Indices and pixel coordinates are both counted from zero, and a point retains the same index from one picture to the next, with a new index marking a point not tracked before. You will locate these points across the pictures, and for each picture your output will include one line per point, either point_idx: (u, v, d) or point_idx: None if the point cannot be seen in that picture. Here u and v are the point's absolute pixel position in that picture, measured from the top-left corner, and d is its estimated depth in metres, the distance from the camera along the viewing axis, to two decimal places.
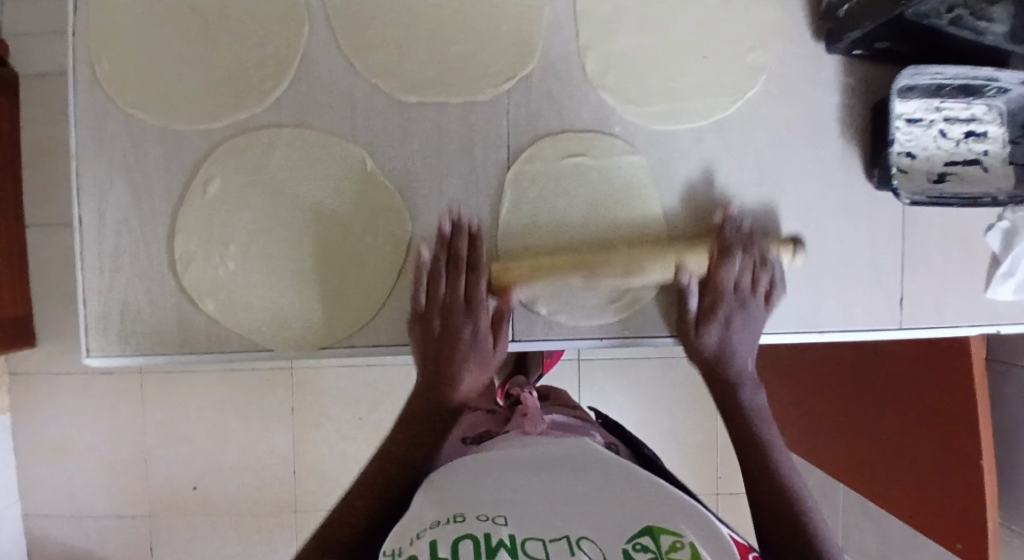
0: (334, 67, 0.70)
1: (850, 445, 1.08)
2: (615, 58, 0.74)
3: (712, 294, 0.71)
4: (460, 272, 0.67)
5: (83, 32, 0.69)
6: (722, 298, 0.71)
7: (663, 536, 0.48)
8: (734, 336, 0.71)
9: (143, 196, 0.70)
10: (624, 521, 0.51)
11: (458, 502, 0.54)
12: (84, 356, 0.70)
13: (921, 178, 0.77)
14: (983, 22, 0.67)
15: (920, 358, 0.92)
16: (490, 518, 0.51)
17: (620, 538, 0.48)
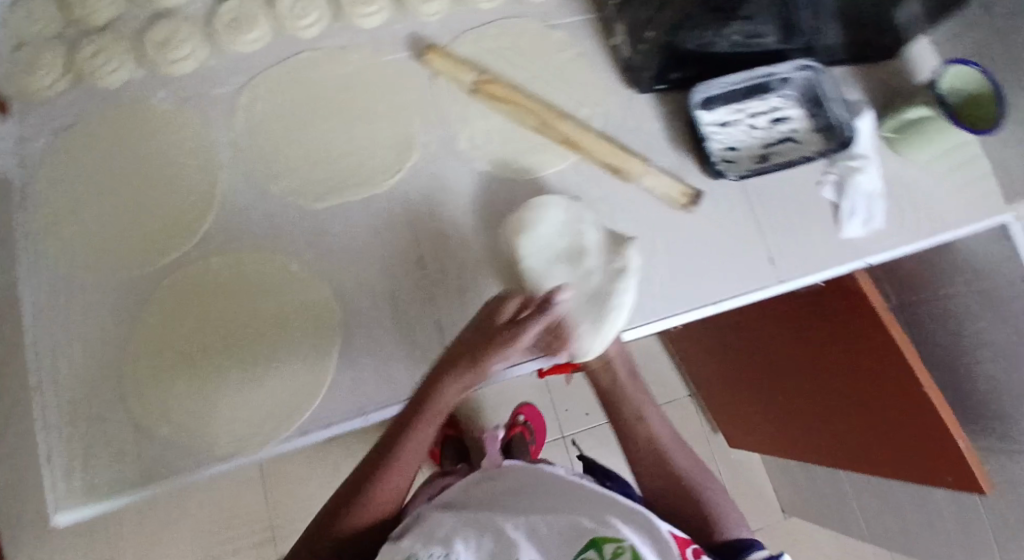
0: (252, 199, 0.84)
1: (842, 427, 1.18)
2: (480, 136, 0.91)
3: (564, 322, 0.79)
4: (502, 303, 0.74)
5: (27, 223, 0.80)
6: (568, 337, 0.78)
7: (608, 545, 0.55)
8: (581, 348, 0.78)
9: (98, 346, 0.77)
10: (572, 536, 0.57)
11: (409, 546, 0.60)
12: (52, 515, 0.72)
13: (748, 161, 0.93)
14: (754, 40, 0.89)
15: (849, 326, 1.07)
16: (442, 555, 0.58)
17: (568, 553, 0.55)
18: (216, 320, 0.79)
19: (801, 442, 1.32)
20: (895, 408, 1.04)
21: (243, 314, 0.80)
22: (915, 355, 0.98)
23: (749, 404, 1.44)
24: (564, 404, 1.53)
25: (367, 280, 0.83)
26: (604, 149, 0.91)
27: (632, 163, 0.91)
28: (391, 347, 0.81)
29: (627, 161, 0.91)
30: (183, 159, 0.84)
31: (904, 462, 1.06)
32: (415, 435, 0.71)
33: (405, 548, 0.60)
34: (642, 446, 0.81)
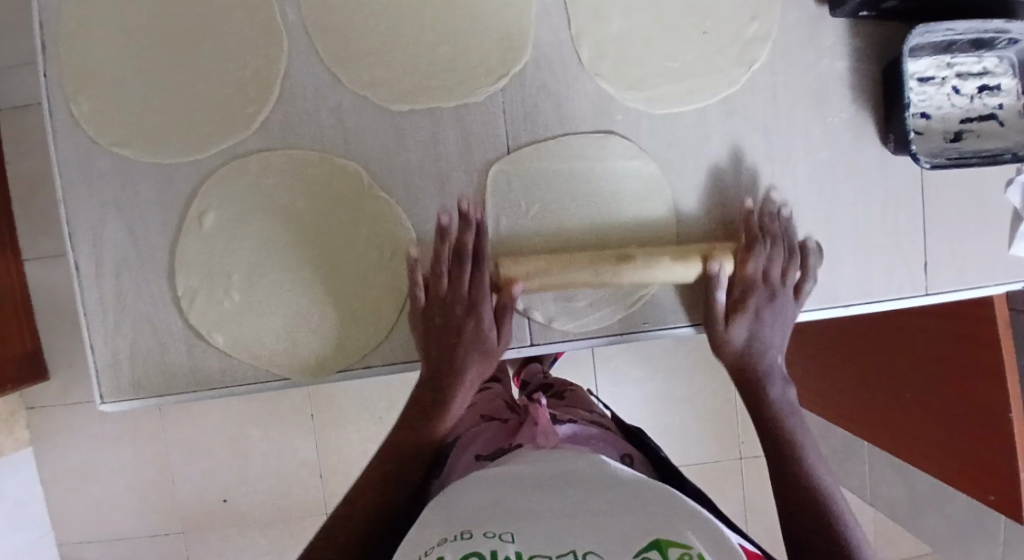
0: (320, 85, 0.68)
1: (888, 414, 1.12)
2: (609, 44, 0.71)
3: (731, 310, 0.69)
4: (462, 262, 0.65)
5: (52, 69, 0.66)
6: (745, 312, 0.69)
7: (673, 549, 0.50)
8: (763, 331, 0.69)
9: (139, 234, 0.68)
10: (632, 535, 0.52)
11: (467, 518, 0.56)
12: (98, 404, 0.69)
13: (937, 139, 0.74)
14: None
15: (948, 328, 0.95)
16: (497, 535, 0.53)
17: (627, 552, 0.50)
18: (272, 227, 0.69)
19: (830, 405, 1.26)
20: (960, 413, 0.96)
21: (304, 224, 0.69)
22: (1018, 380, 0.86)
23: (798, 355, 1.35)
24: None
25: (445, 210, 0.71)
26: (654, 264, 0.67)
27: (681, 262, 0.67)
28: None
29: (687, 265, 0.67)
30: (241, 15, 0.67)
31: (952, 464, 1.00)
32: (428, 443, 0.67)
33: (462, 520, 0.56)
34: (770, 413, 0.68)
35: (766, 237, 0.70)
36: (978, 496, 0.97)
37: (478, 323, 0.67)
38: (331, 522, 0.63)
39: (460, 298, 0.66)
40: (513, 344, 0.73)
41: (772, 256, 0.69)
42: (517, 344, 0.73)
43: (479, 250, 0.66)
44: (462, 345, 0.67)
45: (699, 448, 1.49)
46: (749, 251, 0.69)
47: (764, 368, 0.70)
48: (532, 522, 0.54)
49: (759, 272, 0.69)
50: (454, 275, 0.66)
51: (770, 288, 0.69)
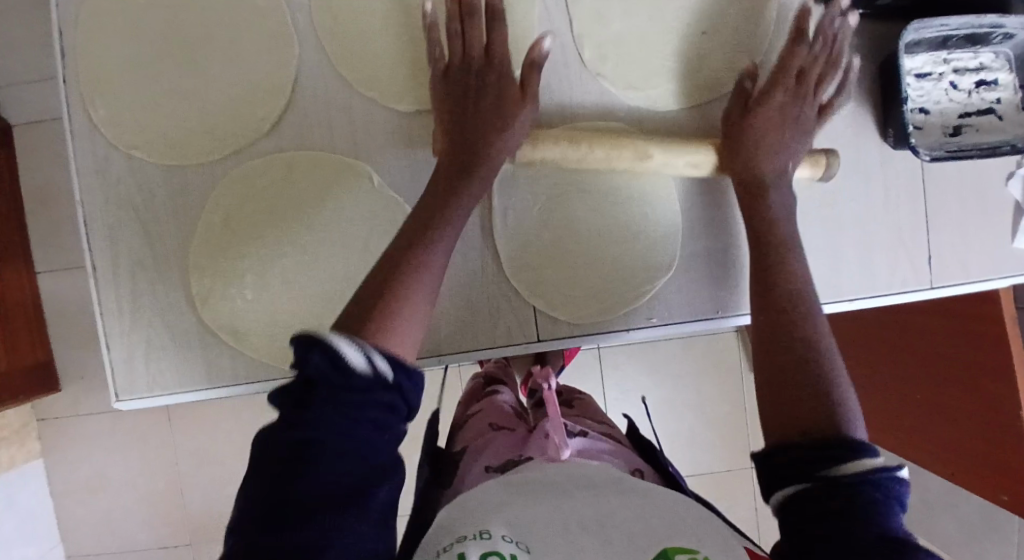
0: (329, 88, 0.70)
1: (897, 415, 1.12)
2: (610, 44, 0.73)
3: (749, 110, 0.70)
4: (473, 19, 0.65)
5: (71, 77, 0.68)
6: (767, 120, 0.69)
7: (681, 559, 0.49)
8: (786, 142, 0.69)
9: (154, 236, 0.69)
10: (642, 543, 0.52)
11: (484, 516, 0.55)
12: (114, 402, 0.70)
13: (936, 133, 0.75)
14: None
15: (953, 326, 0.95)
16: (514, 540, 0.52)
17: None
18: (284, 228, 0.70)
19: None
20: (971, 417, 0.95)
21: (315, 225, 0.70)
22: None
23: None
24: None
25: None
26: (669, 150, 0.70)
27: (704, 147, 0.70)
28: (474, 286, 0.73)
29: (696, 151, 0.70)
30: (253, 21, 0.69)
31: (962, 465, 1.00)
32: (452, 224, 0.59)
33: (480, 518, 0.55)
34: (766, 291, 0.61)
35: (815, 40, 0.70)
36: (990, 498, 0.97)
37: (505, 115, 0.66)
38: (363, 320, 0.49)
39: (478, 57, 0.66)
40: (521, 341, 0.74)
41: (813, 55, 0.70)
42: (525, 341, 0.74)
43: (499, 58, 0.66)
44: (488, 98, 0.66)
45: (708, 454, 1.48)
46: (785, 73, 0.69)
47: (779, 182, 0.68)
48: (546, 530, 0.54)
49: (797, 68, 0.69)
50: (467, 34, 0.65)
51: (797, 96, 0.69)
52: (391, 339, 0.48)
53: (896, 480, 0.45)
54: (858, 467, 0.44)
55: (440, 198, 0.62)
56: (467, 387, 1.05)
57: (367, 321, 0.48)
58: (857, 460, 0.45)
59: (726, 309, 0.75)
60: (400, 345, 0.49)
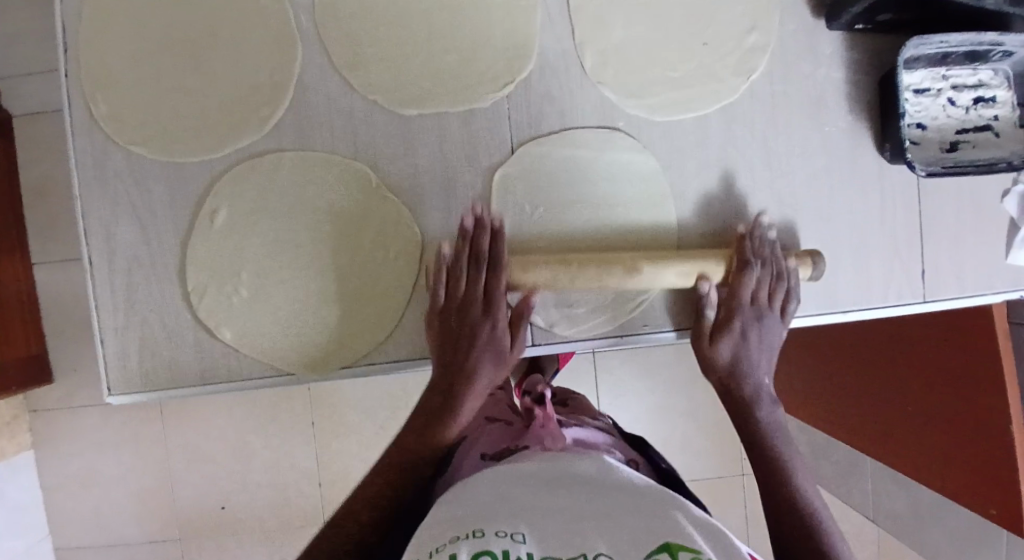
0: (331, 88, 0.70)
1: (890, 426, 1.12)
2: (612, 52, 0.73)
3: (720, 324, 0.69)
4: (478, 267, 0.67)
5: (72, 70, 0.68)
6: (734, 331, 0.69)
7: (684, 552, 0.49)
8: (748, 352, 0.69)
9: (151, 231, 0.69)
10: (641, 539, 0.52)
11: (478, 518, 0.55)
12: (106, 396, 0.70)
13: (933, 148, 0.75)
14: None
15: (948, 341, 0.96)
16: (507, 535, 0.52)
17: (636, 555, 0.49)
18: (282, 225, 0.70)
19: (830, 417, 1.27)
20: (964, 429, 0.96)
21: (314, 224, 0.71)
22: (1017, 395, 0.87)
23: (792, 370, 1.36)
24: None
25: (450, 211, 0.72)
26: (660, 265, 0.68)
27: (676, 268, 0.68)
28: None
29: (686, 267, 0.68)
30: (256, 20, 0.69)
31: (952, 478, 1.00)
32: (409, 502, 0.65)
33: (473, 519, 0.55)
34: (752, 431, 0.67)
35: (759, 230, 0.71)
36: (978, 510, 0.97)
37: (492, 329, 0.67)
38: (323, 552, 0.61)
39: (474, 307, 0.67)
40: None
41: (763, 275, 0.70)
42: None
43: (494, 265, 0.67)
44: (477, 340, 0.67)
45: (700, 462, 1.49)
46: (743, 256, 0.70)
47: (749, 359, 0.69)
48: (540, 527, 0.54)
49: (748, 295, 0.69)
50: (468, 286, 0.67)
51: (758, 306, 0.70)
52: None
53: None
54: None
55: (428, 423, 0.67)
56: None
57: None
58: None
59: None
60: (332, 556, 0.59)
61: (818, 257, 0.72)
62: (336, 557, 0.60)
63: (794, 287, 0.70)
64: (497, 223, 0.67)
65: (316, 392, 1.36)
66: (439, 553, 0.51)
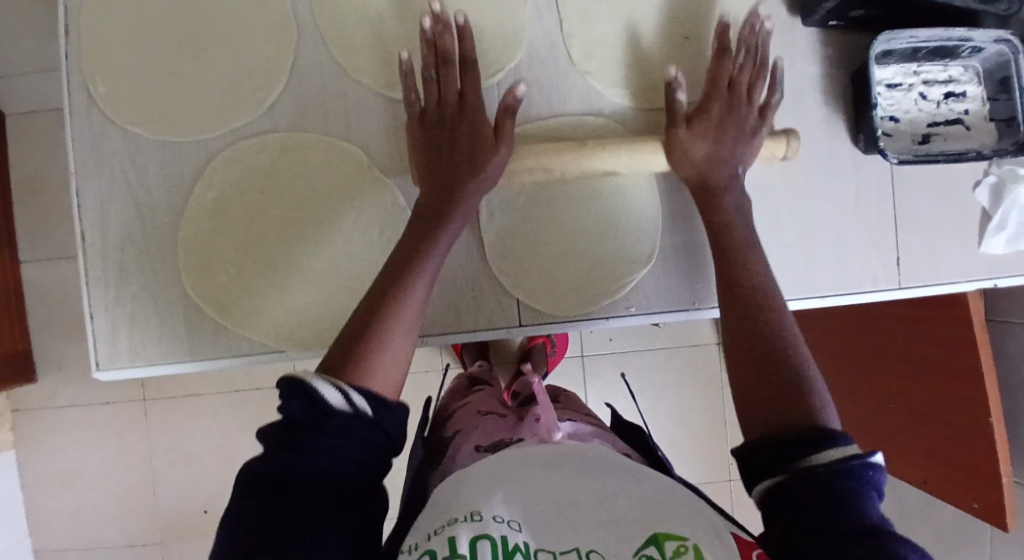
0: (325, 73, 0.72)
1: (873, 424, 1.13)
2: (597, 43, 0.76)
3: (690, 121, 0.71)
4: (450, 67, 0.67)
5: (73, 52, 0.70)
6: (704, 130, 0.70)
7: (669, 543, 0.50)
8: (722, 148, 0.70)
9: (145, 209, 0.70)
10: (631, 530, 0.52)
11: (476, 501, 0.55)
12: (93, 371, 0.70)
13: (905, 140, 0.78)
14: None
15: (925, 335, 0.98)
16: (505, 521, 0.53)
17: (625, 549, 0.50)
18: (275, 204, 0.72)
19: None
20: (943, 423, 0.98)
21: (304, 203, 0.72)
22: (995, 386, 0.89)
23: None
24: None
25: None
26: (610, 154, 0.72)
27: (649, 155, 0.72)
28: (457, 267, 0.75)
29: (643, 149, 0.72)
30: (254, 7, 0.72)
31: (934, 474, 1.02)
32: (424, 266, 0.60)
33: (471, 501, 0.56)
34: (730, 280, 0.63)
35: (737, 51, 0.72)
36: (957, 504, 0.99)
37: (474, 127, 0.68)
38: (346, 361, 0.51)
39: (452, 97, 0.68)
40: (503, 325, 0.75)
41: (743, 64, 0.72)
42: (506, 325, 0.75)
43: (471, 101, 0.69)
44: (465, 124, 0.68)
45: (688, 466, 1.49)
46: (716, 86, 0.71)
47: (728, 183, 0.70)
48: (535, 511, 0.55)
49: (726, 78, 0.72)
50: (444, 81, 0.68)
51: (732, 103, 0.71)
52: (379, 377, 0.51)
53: (872, 463, 0.46)
54: (828, 457, 0.46)
55: (418, 235, 0.63)
56: (450, 386, 1.07)
57: (352, 363, 0.51)
58: (831, 446, 0.46)
59: (702, 302, 0.77)
60: (384, 380, 0.51)
61: (793, 135, 0.75)
62: (366, 363, 0.51)
63: (766, 125, 0.73)
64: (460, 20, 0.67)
65: None
66: (436, 535, 0.52)
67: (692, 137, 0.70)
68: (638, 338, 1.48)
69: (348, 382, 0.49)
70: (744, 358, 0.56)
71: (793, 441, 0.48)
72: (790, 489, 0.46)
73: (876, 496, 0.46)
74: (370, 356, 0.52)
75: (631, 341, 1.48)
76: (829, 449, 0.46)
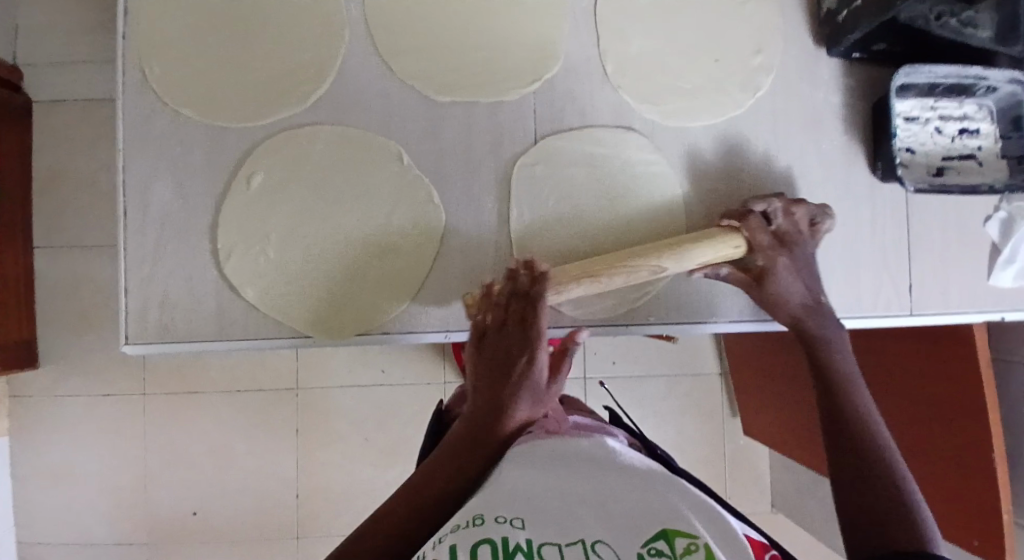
0: (372, 71, 0.75)
1: None
2: (632, 61, 0.79)
3: (763, 278, 0.74)
4: (531, 300, 0.66)
5: (131, 35, 0.73)
6: (784, 280, 0.74)
7: (680, 539, 0.47)
8: (798, 287, 0.74)
9: (187, 189, 0.72)
10: (639, 524, 0.50)
11: (472, 506, 0.52)
12: (121, 344, 0.71)
13: (922, 171, 0.82)
14: (968, 27, 0.74)
15: (930, 367, 0.99)
16: (508, 520, 0.49)
17: (634, 542, 0.47)
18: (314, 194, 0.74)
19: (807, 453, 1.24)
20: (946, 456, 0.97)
21: (342, 195, 0.74)
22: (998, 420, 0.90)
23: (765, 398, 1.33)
24: (595, 346, 1.47)
25: (474, 193, 0.76)
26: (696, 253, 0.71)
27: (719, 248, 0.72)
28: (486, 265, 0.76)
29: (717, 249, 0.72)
30: (309, 5, 0.75)
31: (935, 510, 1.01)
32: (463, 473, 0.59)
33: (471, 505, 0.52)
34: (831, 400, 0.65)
35: (777, 217, 0.75)
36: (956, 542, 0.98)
37: (532, 361, 0.64)
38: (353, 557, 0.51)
39: (520, 315, 0.66)
40: None
41: (784, 224, 0.75)
42: None
43: (538, 295, 0.66)
44: (521, 357, 0.64)
45: None
46: (777, 243, 0.74)
47: (823, 336, 0.72)
48: (541, 511, 0.51)
49: (778, 234, 0.74)
50: (523, 309, 0.66)
51: (790, 247, 0.75)
52: None
53: None
54: None
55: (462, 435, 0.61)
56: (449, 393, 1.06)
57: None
58: None
59: (719, 315, 0.79)
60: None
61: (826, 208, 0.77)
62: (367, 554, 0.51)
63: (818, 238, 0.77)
64: (541, 267, 0.68)
65: (306, 397, 1.34)
66: (437, 544, 0.47)
67: (774, 292, 0.74)
68: (642, 363, 1.49)
69: None
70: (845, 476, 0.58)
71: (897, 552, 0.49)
72: None
73: None
74: (375, 559, 0.51)
75: (634, 366, 1.48)
76: None
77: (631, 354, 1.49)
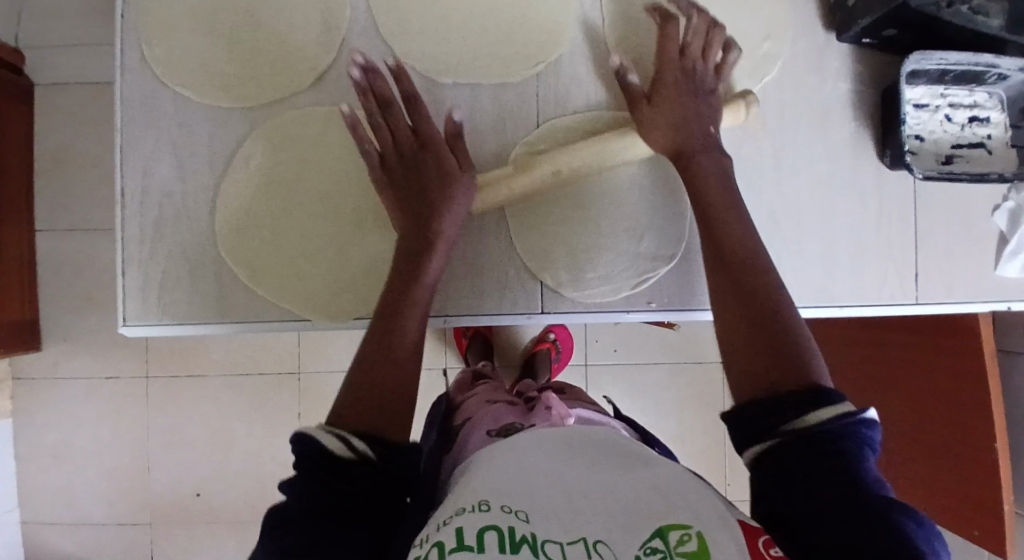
0: (375, 52, 0.74)
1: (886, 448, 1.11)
2: (638, 45, 0.78)
3: (653, 99, 0.71)
4: (393, 108, 0.69)
5: (131, 14, 0.72)
6: (667, 102, 0.71)
7: (674, 533, 0.46)
8: (696, 106, 0.71)
9: (187, 170, 0.72)
10: (638, 519, 0.49)
11: (481, 490, 0.52)
12: (121, 325, 0.70)
13: (930, 159, 0.81)
14: (980, 15, 0.74)
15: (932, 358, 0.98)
16: (511, 510, 0.49)
17: (633, 540, 0.47)
18: (308, 173, 0.73)
19: None
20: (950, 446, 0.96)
21: (340, 177, 0.73)
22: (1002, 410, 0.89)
23: None
24: (597, 334, 1.47)
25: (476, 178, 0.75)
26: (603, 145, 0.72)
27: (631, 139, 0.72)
28: (487, 252, 0.76)
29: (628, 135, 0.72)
30: None
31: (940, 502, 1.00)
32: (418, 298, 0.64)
33: (474, 491, 0.52)
34: (718, 245, 0.64)
35: (685, 31, 0.73)
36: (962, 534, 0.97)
37: (437, 160, 0.69)
38: (351, 395, 0.55)
39: (407, 136, 0.70)
40: (525, 312, 0.76)
41: (692, 30, 0.73)
42: (529, 312, 0.76)
43: (425, 128, 0.70)
44: (427, 177, 0.68)
45: None
46: (666, 66, 0.72)
47: (715, 166, 0.68)
48: (544, 502, 0.51)
49: (675, 49, 0.72)
50: (391, 121, 0.69)
51: (687, 69, 0.72)
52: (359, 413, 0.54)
53: (865, 418, 0.49)
54: (826, 416, 0.49)
55: (402, 261, 0.66)
56: (454, 381, 1.06)
57: (359, 405, 0.55)
58: (823, 408, 0.49)
59: None
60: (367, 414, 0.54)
61: (749, 97, 0.75)
62: (363, 389, 0.56)
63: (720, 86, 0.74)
64: (394, 65, 0.70)
65: (306, 382, 1.34)
66: (442, 526, 0.47)
67: (657, 118, 0.71)
68: (644, 352, 1.48)
69: (347, 431, 0.52)
70: (731, 329, 0.58)
71: (789, 407, 0.50)
72: (787, 448, 0.48)
73: (869, 450, 0.49)
74: (372, 387, 0.56)
75: (636, 354, 1.48)
76: (826, 409, 0.49)
77: (633, 343, 1.48)
